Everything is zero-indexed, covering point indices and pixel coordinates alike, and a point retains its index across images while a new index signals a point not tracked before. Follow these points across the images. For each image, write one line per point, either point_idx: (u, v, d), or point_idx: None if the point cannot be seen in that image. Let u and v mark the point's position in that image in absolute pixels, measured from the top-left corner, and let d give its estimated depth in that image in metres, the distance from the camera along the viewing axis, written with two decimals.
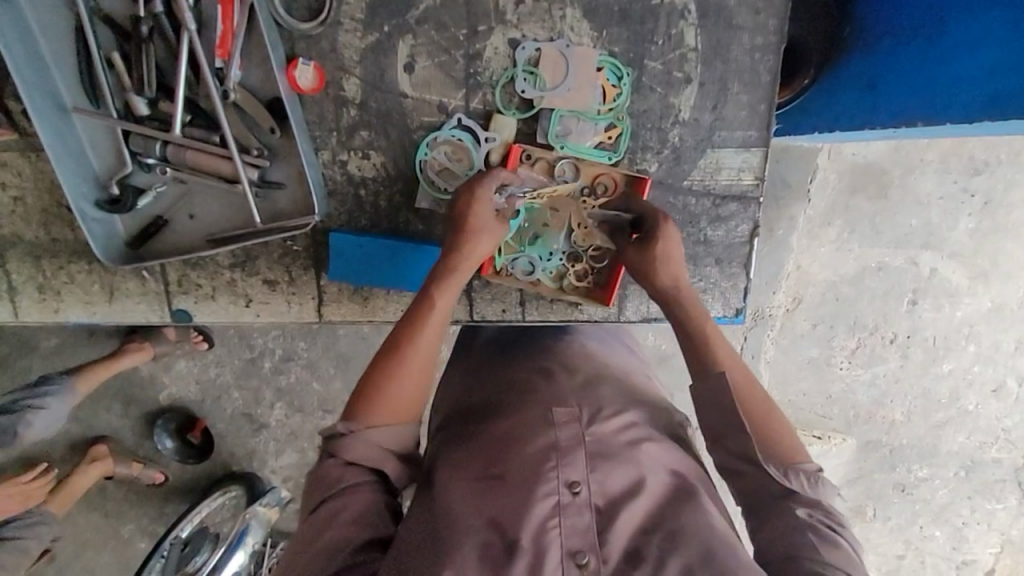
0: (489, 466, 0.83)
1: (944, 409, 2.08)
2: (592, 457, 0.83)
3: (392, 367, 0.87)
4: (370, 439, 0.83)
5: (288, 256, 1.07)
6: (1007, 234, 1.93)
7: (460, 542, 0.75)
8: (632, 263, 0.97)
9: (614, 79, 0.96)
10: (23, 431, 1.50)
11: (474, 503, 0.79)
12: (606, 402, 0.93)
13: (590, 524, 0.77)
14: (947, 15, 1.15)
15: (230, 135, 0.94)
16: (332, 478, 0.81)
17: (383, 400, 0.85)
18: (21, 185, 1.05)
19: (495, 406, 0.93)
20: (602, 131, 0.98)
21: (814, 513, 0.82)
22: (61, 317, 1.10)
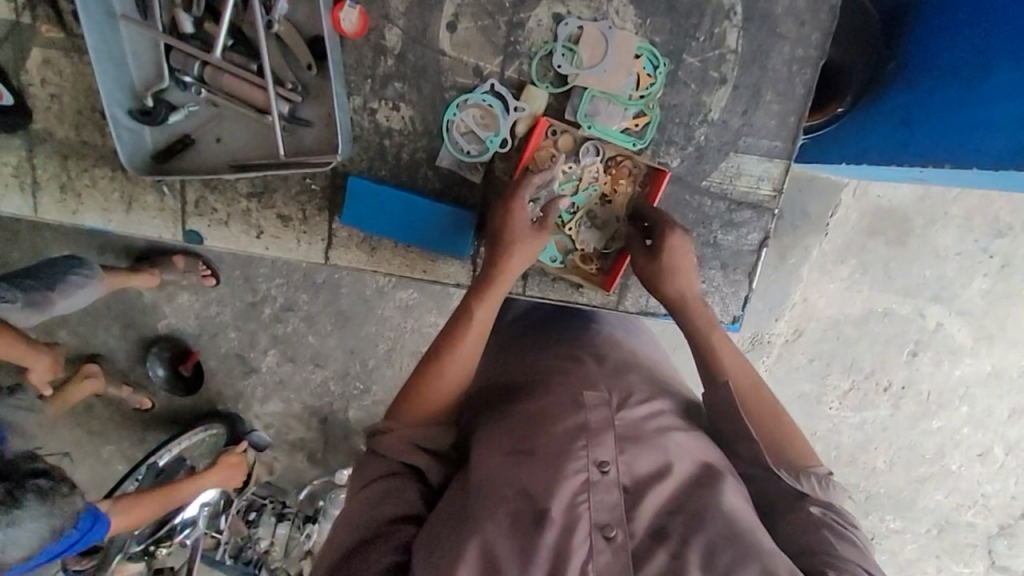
0: (519, 442, 0.82)
1: (927, 464, 2.08)
2: (620, 440, 0.83)
3: (433, 373, 0.90)
4: (411, 437, 0.87)
5: (305, 195, 1.09)
6: (1018, 301, 1.93)
7: (496, 508, 0.76)
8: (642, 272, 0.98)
9: (648, 66, 0.96)
10: (37, 304, 1.50)
11: (507, 475, 0.79)
12: (635, 390, 0.94)
13: (618, 502, 0.78)
14: (990, 61, 1.15)
15: (268, 65, 0.96)
16: (375, 468, 0.86)
17: (418, 402, 0.90)
18: (60, 84, 1.07)
19: (528, 384, 0.94)
20: (630, 118, 0.99)
21: (826, 511, 0.84)
22: (79, 220, 1.12)
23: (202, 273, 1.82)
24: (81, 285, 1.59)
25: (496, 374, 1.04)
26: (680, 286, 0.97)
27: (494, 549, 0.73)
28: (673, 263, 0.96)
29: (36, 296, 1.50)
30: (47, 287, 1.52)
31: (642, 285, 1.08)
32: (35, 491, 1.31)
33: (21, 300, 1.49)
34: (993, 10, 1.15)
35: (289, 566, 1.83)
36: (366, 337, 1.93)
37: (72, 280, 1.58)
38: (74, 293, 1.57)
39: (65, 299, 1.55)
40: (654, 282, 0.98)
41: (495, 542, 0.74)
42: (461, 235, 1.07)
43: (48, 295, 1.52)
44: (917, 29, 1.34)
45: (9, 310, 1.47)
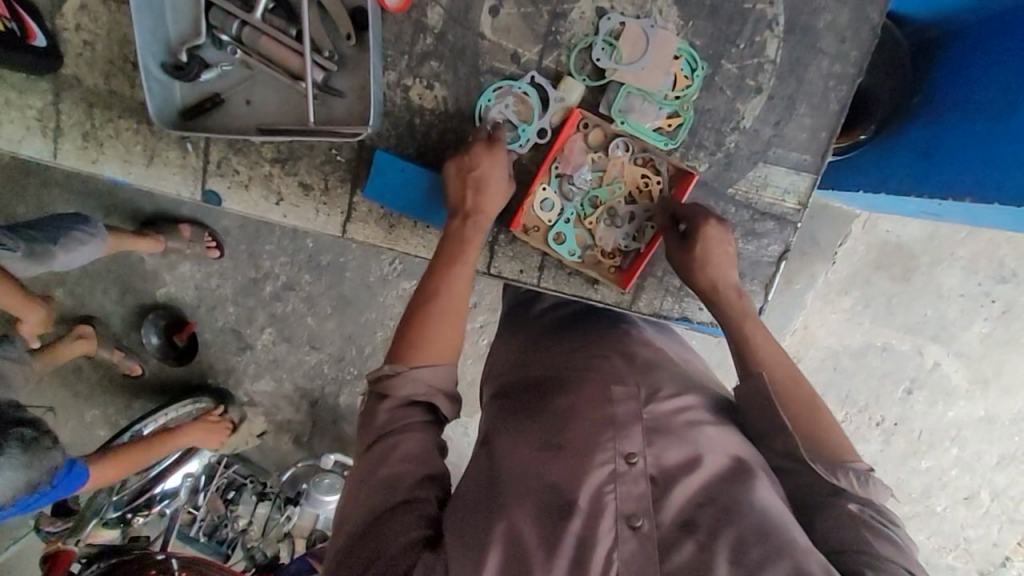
0: (550, 435, 0.84)
1: (912, 503, 2.07)
2: (648, 433, 0.84)
3: (434, 314, 0.89)
4: (417, 377, 0.84)
5: (330, 165, 1.08)
6: (1016, 349, 1.94)
7: (522, 495, 0.77)
8: (677, 263, 0.99)
9: (685, 68, 0.97)
10: (39, 256, 1.45)
11: (537, 464, 0.80)
12: (665, 383, 0.95)
13: (645, 493, 0.78)
14: (1021, 97, 1.16)
15: (308, 31, 0.96)
16: (386, 421, 0.82)
17: (419, 343, 0.87)
18: (95, 31, 1.07)
19: (560, 377, 0.95)
20: (663, 117, 0.99)
21: (865, 508, 0.83)
22: (98, 170, 1.11)
23: (207, 242, 1.80)
24: (82, 241, 1.53)
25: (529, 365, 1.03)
26: (718, 276, 0.98)
27: (519, 535, 0.74)
28: (706, 256, 0.97)
29: (39, 248, 1.45)
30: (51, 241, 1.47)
31: (658, 287, 1.08)
32: (18, 441, 1.30)
33: (24, 250, 1.43)
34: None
35: (265, 546, 1.75)
36: (365, 324, 1.92)
37: (74, 233, 1.53)
38: (78, 250, 1.52)
39: (68, 254, 1.50)
40: (692, 271, 0.98)
41: (521, 528, 0.74)
42: None
43: (50, 248, 1.47)
44: (948, 64, 1.36)
45: (9, 260, 1.41)
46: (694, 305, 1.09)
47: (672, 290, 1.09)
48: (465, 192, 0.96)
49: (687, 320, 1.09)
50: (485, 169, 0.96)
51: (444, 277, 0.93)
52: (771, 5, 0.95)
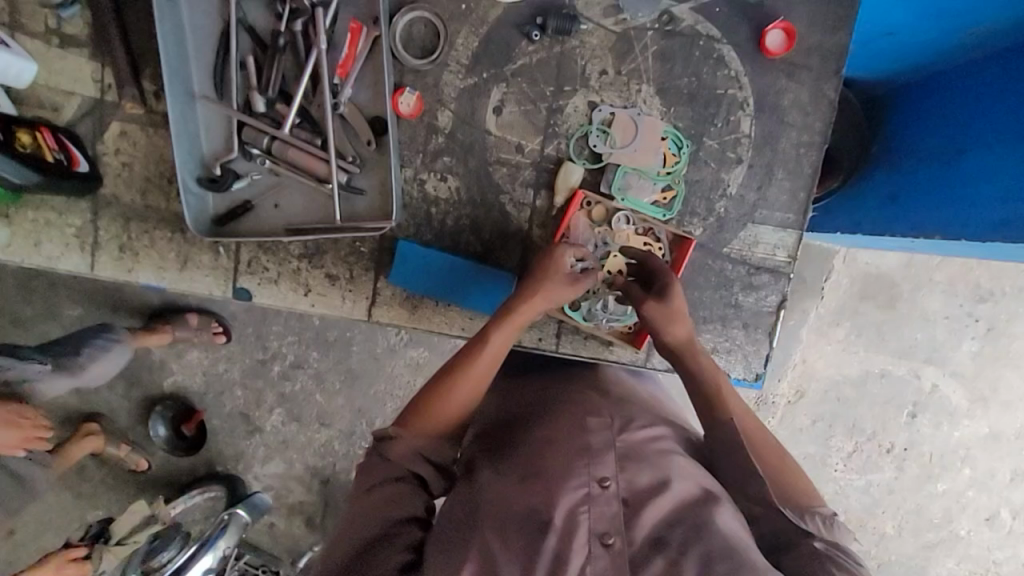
0: (529, 464, 0.91)
1: (936, 529, 2.08)
2: (621, 459, 0.92)
3: (450, 395, 0.99)
4: (412, 446, 0.94)
5: (353, 256, 1.16)
6: (1007, 364, 2.02)
7: (501, 520, 0.84)
8: (648, 317, 1.03)
9: (671, 145, 1.08)
10: (70, 368, 1.53)
11: (516, 490, 0.88)
12: (636, 416, 1.04)
13: (617, 514, 0.85)
14: (966, 145, 1.31)
15: (332, 141, 1.07)
16: (380, 472, 0.91)
17: (431, 417, 0.98)
18: (133, 154, 1.15)
19: (537, 411, 1.03)
20: (659, 191, 1.10)
21: (831, 547, 0.89)
22: (133, 278, 1.18)
23: (215, 331, 1.85)
24: (107, 348, 1.60)
25: (507, 404, 1.11)
26: (686, 329, 1.04)
27: (495, 553, 0.81)
28: (668, 317, 1.03)
29: (68, 359, 1.53)
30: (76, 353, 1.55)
31: None
32: None
33: (53, 363, 1.51)
34: (968, 102, 1.33)
35: None
36: (375, 396, 1.95)
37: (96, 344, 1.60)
38: (104, 357, 1.59)
39: (95, 363, 1.58)
40: (662, 324, 1.03)
41: (495, 549, 0.82)
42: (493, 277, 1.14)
43: (78, 360, 1.55)
44: (898, 118, 1.52)
45: (40, 372, 1.49)
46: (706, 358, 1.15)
47: None
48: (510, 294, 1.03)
49: None
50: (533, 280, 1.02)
51: (468, 359, 1.01)
52: (741, 89, 1.07)
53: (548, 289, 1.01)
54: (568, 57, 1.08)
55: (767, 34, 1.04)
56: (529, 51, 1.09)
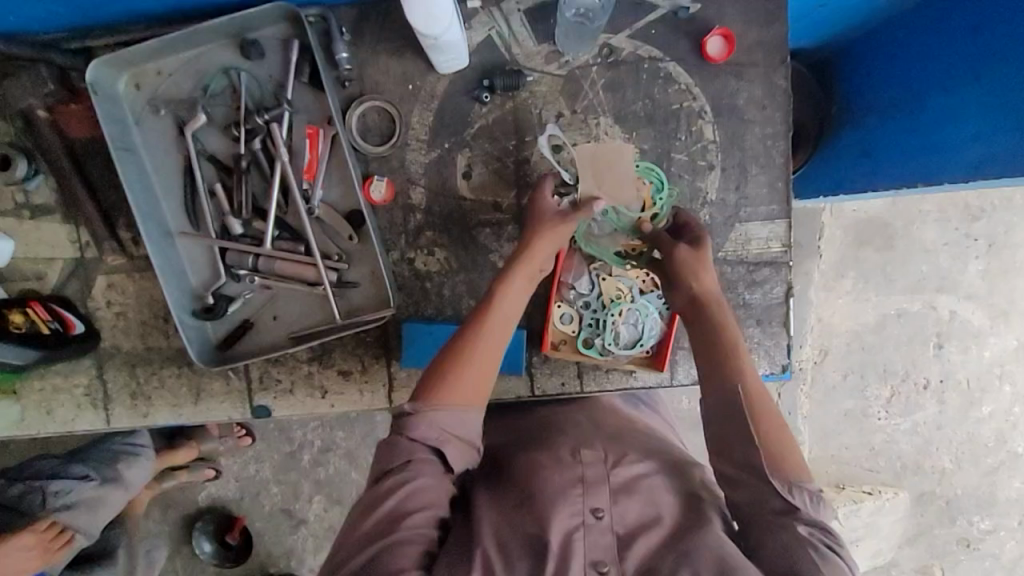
0: (523, 494, 0.92)
1: (993, 453, 2.07)
2: (617, 490, 0.93)
3: (465, 363, 0.93)
4: (437, 418, 0.89)
5: (361, 347, 1.16)
6: (1018, 274, 2.02)
7: (495, 548, 0.85)
8: (681, 259, 1.03)
9: (658, 189, 1.10)
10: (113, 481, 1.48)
11: (508, 522, 0.88)
12: (633, 448, 1.04)
13: (612, 543, 0.87)
14: (924, 92, 1.32)
15: (316, 246, 1.08)
16: (398, 452, 0.87)
17: (449, 386, 0.91)
18: (125, 301, 1.16)
19: (528, 445, 1.05)
20: (625, 241, 1.12)
21: (815, 531, 0.83)
22: (151, 421, 1.18)
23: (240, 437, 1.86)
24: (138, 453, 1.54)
25: (500, 441, 1.12)
26: (711, 280, 1.03)
27: None
28: (689, 266, 1.03)
29: (108, 470, 1.49)
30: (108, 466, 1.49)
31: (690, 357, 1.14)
32: None
33: (98, 477, 1.47)
34: (911, 52, 1.35)
35: None
36: None
37: (124, 449, 1.55)
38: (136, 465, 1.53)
39: (130, 471, 1.51)
40: (689, 270, 1.03)
41: None
42: None
43: (116, 469, 1.50)
44: (850, 77, 1.55)
45: (84, 487, 1.45)
46: None
47: None
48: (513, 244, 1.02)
49: None
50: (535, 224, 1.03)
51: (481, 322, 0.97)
52: (696, 99, 1.08)
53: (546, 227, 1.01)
54: (523, 109, 1.10)
55: (706, 42, 1.06)
56: (483, 113, 1.10)
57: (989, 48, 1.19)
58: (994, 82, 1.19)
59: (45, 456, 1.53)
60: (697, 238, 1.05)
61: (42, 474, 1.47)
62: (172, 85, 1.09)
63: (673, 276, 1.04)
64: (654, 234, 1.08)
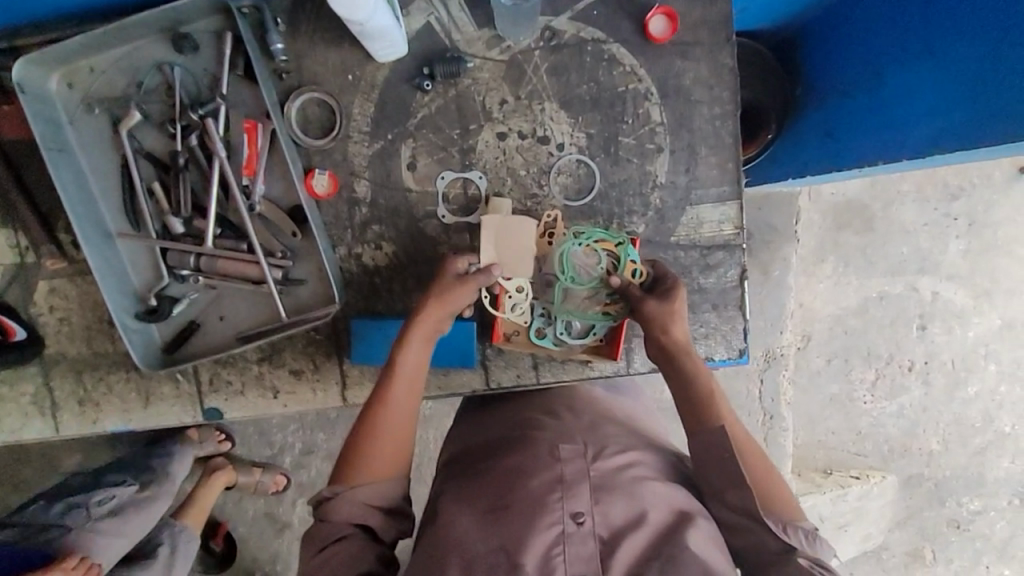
0: (495, 500, 0.94)
1: (980, 433, 2.06)
2: (596, 490, 0.94)
3: (372, 438, 1.00)
4: (353, 500, 0.97)
5: (312, 346, 1.14)
6: (999, 252, 2.01)
7: (469, 564, 0.89)
8: (651, 315, 1.01)
9: (620, 245, 1.05)
10: None
11: (482, 536, 0.91)
12: (610, 441, 1.05)
13: (593, 552, 0.89)
14: (882, 68, 1.30)
15: (257, 243, 1.05)
16: (322, 534, 0.96)
17: (358, 464, 0.99)
18: (68, 306, 1.14)
19: (502, 443, 1.06)
20: (604, 303, 1.07)
21: (814, 563, 0.91)
22: (101, 427, 1.15)
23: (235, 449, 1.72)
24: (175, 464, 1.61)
25: (482, 435, 1.13)
26: (682, 329, 1.02)
27: None
28: (659, 319, 1.00)
29: None
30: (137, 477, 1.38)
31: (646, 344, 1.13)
32: None
33: (138, 485, 1.52)
34: (865, 30, 1.33)
35: None
36: None
37: (158, 464, 1.60)
38: None
39: None
40: (659, 325, 1.01)
41: None
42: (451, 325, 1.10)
43: None
44: (812, 57, 1.52)
45: None
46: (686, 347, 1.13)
47: None
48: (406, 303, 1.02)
49: None
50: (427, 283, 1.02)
51: (384, 391, 1.01)
52: (641, 81, 1.06)
53: (441, 297, 1.00)
54: (466, 97, 1.07)
55: (648, 22, 1.04)
56: (425, 102, 1.07)
57: (943, 19, 1.17)
58: (947, 54, 1.17)
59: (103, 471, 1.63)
60: (670, 290, 1.01)
61: (80, 493, 1.48)
62: (105, 82, 1.06)
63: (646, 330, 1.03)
64: (624, 288, 1.03)
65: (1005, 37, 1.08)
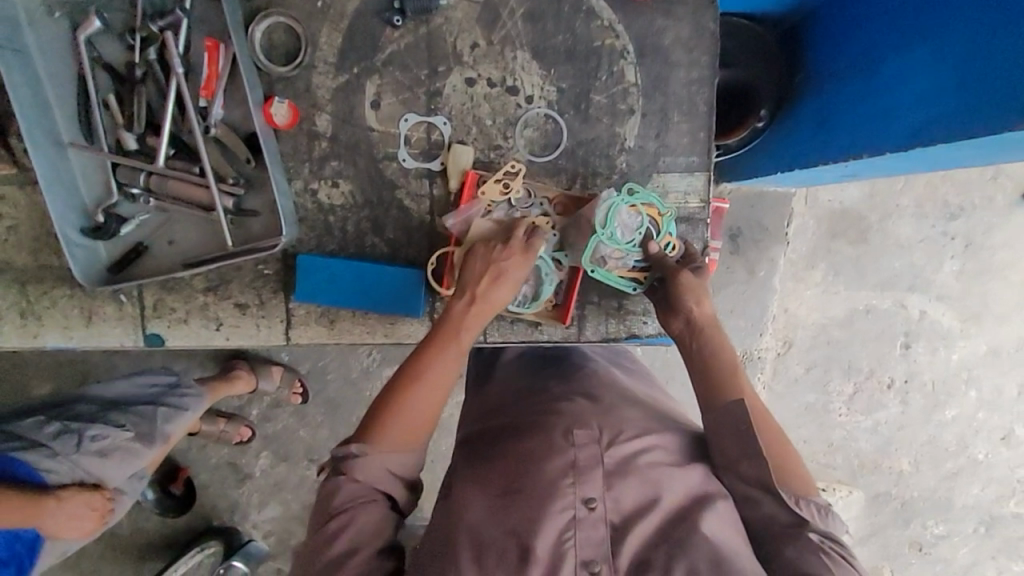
0: (510, 482, 0.92)
1: (954, 458, 2.02)
2: (608, 476, 0.92)
3: (410, 403, 0.92)
4: (381, 464, 0.89)
5: (260, 280, 1.12)
6: (993, 276, 1.96)
7: (482, 549, 0.85)
8: (681, 281, 1.02)
9: (665, 216, 1.05)
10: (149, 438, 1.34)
11: (496, 517, 0.88)
12: (626, 426, 1.01)
13: (604, 538, 0.87)
14: (878, 54, 1.25)
15: (208, 165, 1.02)
16: (343, 495, 0.87)
17: (394, 428, 0.91)
18: (16, 215, 1.12)
19: (518, 426, 1.03)
20: (634, 267, 1.06)
21: (826, 539, 0.85)
22: (40, 342, 1.13)
23: (232, 369, 1.72)
24: (181, 408, 1.41)
25: (497, 418, 1.11)
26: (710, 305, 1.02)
27: None
28: (688, 290, 1.01)
29: (146, 422, 1.35)
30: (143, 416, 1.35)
31: (599, 313, 1.10)
32: None
33: (133, 429, 1.33)
34: (867, 15, 1.29)
35: None
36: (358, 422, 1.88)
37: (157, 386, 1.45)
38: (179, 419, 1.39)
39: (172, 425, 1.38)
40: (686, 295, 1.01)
41: None
42: (395, 271, 1.08)
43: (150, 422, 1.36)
44: (811, 44, 1.48)
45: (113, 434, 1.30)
46: (639, 320, 1.10)
47: (614, 312, 1.10)
48: (482, 277, 0.97)
49: (637, 336, 1.10)
50: (507, 261, 0.98)
51: (433, 358, 0.94)
52: (619, 37, 1.04)
53: (511, 275, 0.97)
54: (437, 37, 1.04)
55: None
56: (396, 38, 1.05)
57: (940, 2, 1.12)
58: (941, 39, 1.11)
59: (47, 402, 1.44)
60: (699, 266, 1.04)
61: (78, 418, 1.32)
62: None
63: (673, 300, 1.02)
64: (660, 258, 1.04)
65: (994, 29, 1.01)
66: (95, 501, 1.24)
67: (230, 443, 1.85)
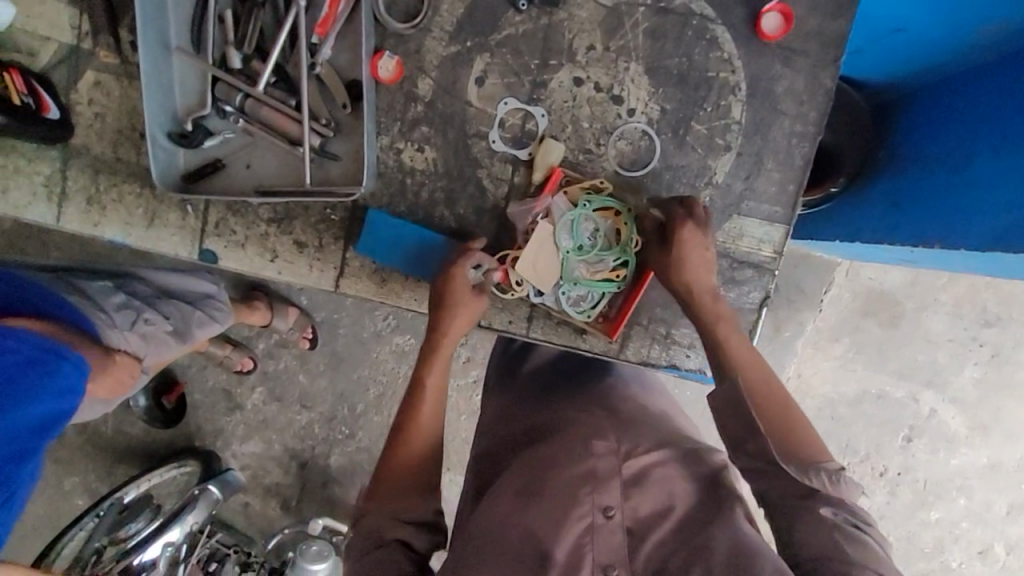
0: (527, 485, 0.94)
1: (927, 559, 2.01)
2: (626, 486, 0.93)
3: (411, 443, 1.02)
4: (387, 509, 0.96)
5: (323, 224, 1.13)
6: (1012, 392, 1.95)
7: (501, 549, 0.87)
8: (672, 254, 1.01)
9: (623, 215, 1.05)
10: (182, 335, 1.38)
11: (514, 517, 0.90)
12: (641, 439, 1.02)
13: (621, 544, 0.88)
14: (973, 150, 1.24)
15: (306, 102, 1.03)
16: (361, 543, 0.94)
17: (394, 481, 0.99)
18: (106, 104, 1.13)
19: (546, 432, 1.05)
20: (610, 268, 1.07)
21: (838, 512, 0.86)
22: (99, 233, 1.15)
23: (251, 300, 1.73)
24: (212, 317, 1.45)
25: (523, 420, 1.13)
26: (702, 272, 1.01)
27: None
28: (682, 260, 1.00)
29: (182, 324, 1.38)
30: (184, 315, 1.39)
31: (646, 337, 1.10)
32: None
33: (172, 324, 1.36)
34: (975, 107, 1.27)
35: None
36: (359, 381, 1.89)
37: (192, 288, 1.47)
38: (214, 324, 1.45)
39: (207, 330, 1.43)
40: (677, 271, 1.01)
41: None
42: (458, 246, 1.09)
43: (186, 326, 1.39)
44: (902, 122, 1.47)
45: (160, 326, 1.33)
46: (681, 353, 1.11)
47: (659, 338, 1.11)
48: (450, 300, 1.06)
49: (676, 367, 1.11)
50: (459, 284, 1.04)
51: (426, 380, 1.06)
52: (734, 73, 1.04)
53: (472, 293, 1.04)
54: (556, 30, 1.05)
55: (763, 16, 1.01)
56: (516, 22, 1.05)
57: None
58: None
59: (71, 266, 1.37)
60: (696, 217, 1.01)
61: (135, 296, 1.33)
62: None
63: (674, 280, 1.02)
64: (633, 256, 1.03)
65: None
66: (134, 372, 1.24)
67: (230, 370, 1.87)
